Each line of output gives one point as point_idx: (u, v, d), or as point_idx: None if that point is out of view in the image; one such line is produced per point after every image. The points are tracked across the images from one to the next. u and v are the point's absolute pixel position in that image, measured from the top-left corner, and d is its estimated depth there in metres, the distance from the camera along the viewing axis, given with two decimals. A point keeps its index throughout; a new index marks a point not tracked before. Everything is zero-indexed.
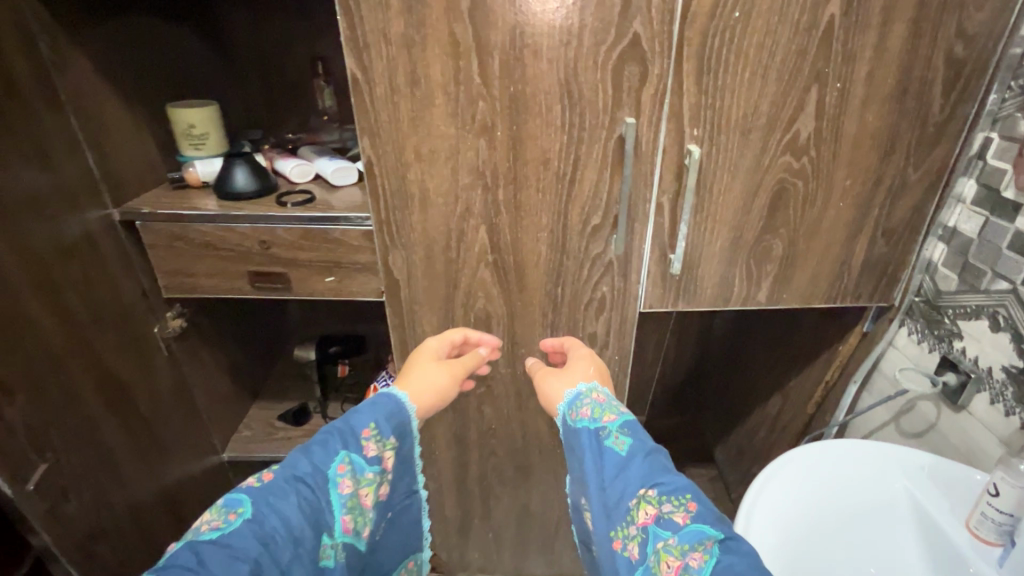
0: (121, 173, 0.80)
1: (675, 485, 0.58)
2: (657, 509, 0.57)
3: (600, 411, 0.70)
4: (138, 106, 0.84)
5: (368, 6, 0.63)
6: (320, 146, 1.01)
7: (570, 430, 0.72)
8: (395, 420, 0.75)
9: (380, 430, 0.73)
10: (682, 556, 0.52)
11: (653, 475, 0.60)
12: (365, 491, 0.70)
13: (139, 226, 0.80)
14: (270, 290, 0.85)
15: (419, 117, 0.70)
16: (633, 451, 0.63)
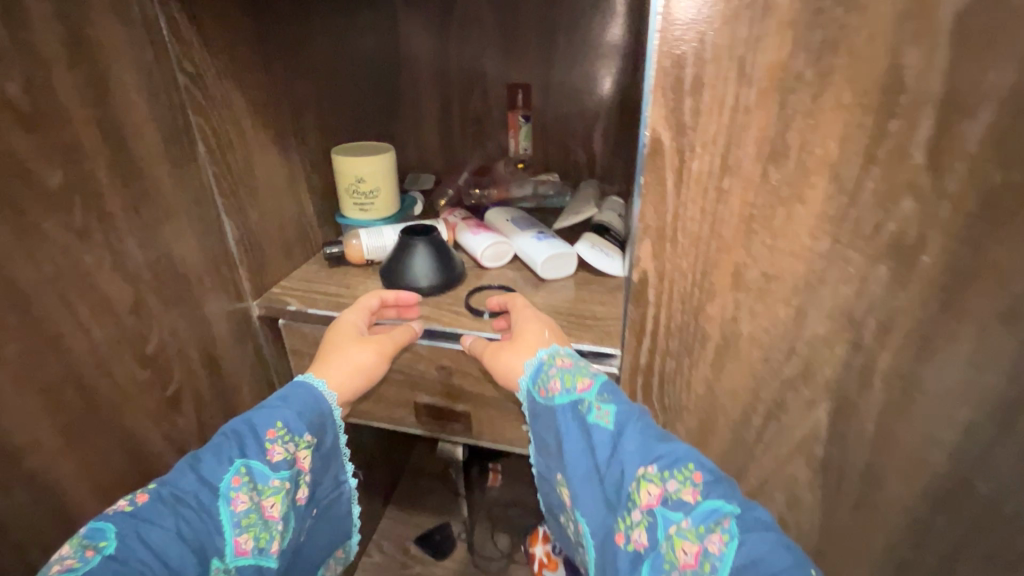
0: (267, 248, 0.57)
1: (667, 452, 0.37)
2: (660, 490, 0.36)
3: (572, 380, 0.43)
4: (297, 153, 0.61)
5: (724, 18, 0.32)
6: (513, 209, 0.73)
7: (534, 414, 0.46)
8: (307, 414, 0.45)
9: (290, 428, 0.44)
10: (697, 543, 0.33)
11: (652, 446, 0.37)
12: (272, 503, 0.42)
13: (282, 326, 0.56)
14: (441, 429, 0.58)
15: (763, 219, 0.37)
16: (623, 423, 0.40)
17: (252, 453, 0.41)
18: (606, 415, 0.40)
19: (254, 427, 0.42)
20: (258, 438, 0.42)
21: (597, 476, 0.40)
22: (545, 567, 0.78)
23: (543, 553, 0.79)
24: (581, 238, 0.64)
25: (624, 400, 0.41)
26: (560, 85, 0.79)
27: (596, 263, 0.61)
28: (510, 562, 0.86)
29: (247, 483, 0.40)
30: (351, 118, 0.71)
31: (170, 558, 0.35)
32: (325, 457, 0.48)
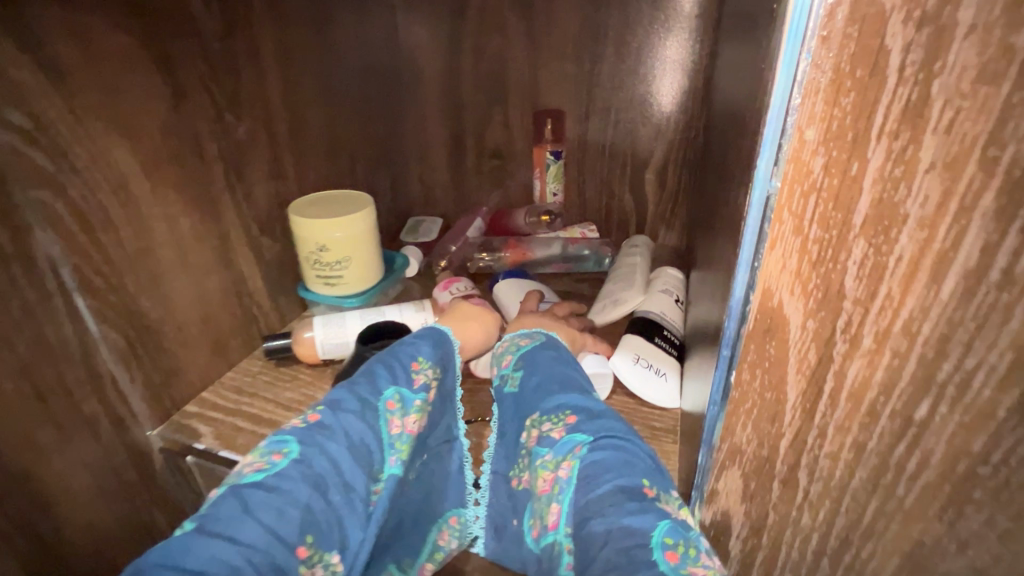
0: (182, 350, 0.42)
1: (554, 394, 0.32)
2: (536, 431, 0.31)
3: (505, 351, 0.39)
4: (238, 213, 0.46)
5: (981, 79, 0.13)
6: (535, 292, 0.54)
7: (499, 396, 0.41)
8: (439, 349, 0.38)
9: (431, 359, 0.37)
10: (553, 470, 0.28)
11: (540, 396, 0.33)
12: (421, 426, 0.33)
13: (193, 464, 0.41)
14: None
15: (993, 487, 0.17)
16: (529, 374, 0.35)
17: (405, 374, 0.34)
18: (513, 377, 0.36)
19: (398, 356, 0.35)
20: (406, 364, 0.35)
21: (507, 432, 0.36)
22: None
23: None
24: (620, 342, 0.46)
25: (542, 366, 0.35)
26: (604, 110, 0.59)
27: (639, 387, 0.42)
28: None
29: (402, 408, 0.33)
30: (326, 158, 0.55)
31: (346, 471, 0.28)
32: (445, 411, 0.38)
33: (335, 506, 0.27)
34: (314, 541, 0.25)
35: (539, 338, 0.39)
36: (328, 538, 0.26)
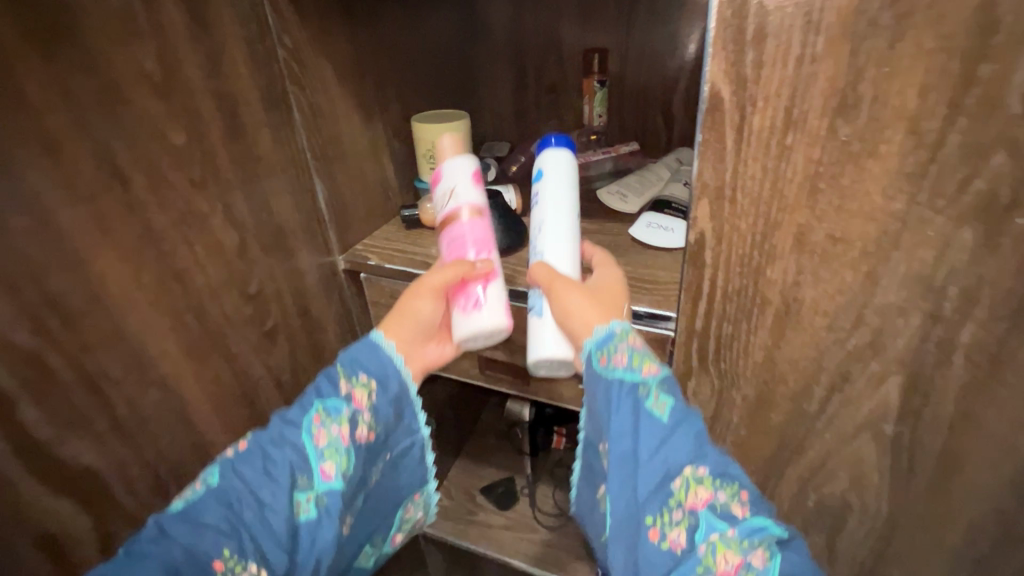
0: (352, 207, 0.63)
1: (712, 457, 0.37)
2: (708, 494, 0.35)
3: (641, 361, 0.42)
4: (380, 119, 0.66)
5: None
6: (567, 206, 0.52)
7: (590, 375, 0.45)
8: (374, 364, 0.48)
9: (352, 368, 0.46)
10: (739, 553, 0.33)
11: (708, 450, 0.38)
12: (353, 431, 0.45)
13: (364, 280, 0.62)
14: (501, 382, 0.62)
15: (830, 176, 0.35)
16: (676, 412, 0.39)
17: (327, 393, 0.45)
18: (662, 406, 0.40)
19: (321, 380, 0.46)
20: (334, 381, 0.45)
21: (635, 457, 0.39)
22: None
23: None
24: (647, 215, 0.63)
25: (681, 399, 0.41)
26: (638, 48, 0.77)
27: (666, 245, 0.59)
28: (569, 519, 0.90)
29: (327, 419, 0.44)
30: (430, 89, 0.75)
31: (256, 490, 0.40)
32: (390, 400, 0.48)
33: (248, 521, 0.38)
34: (230, 554, 0.37)
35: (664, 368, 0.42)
36: (241, 550, 0.37)
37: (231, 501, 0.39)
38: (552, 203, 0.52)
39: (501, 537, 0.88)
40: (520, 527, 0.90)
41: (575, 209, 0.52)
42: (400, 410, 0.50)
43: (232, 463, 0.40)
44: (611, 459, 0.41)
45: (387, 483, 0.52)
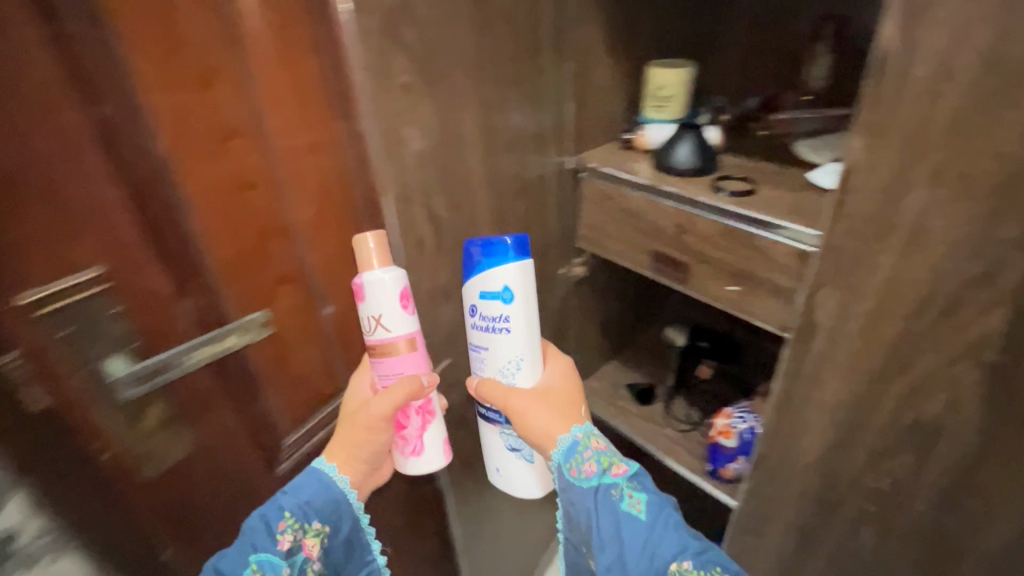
0: (586, 124, 0.84)
1: (688, 549, 0.53)
2: None
3: (607, 463, 0.60)
4: (622, 60, 0.85)
5: None
6: (524, 333, 0.63)
7: (568, 488, 0.60)
8: (310, 508, 0.55)
9: (294, 516, 0.54)
10: None
11: (689, 541, 0.54)
12: None
13: (583, 178, 0.85)
14: (665, 275, 0.80)
15: (969, 121, 0.45)
16: (649, 508, 0.57)
17: (262, 548, 0.51)
18: (638, 504, 0.57)
19: (263, 525, 0.52)
20: (271, 531, 0.52)
21: (626, 552, 0.55)
22: (719, 434, 0.92)
23: (721, 425, 0.93)
24: (825, 164, 0.73)
25: (649, 493, 0.58)
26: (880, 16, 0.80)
27: (824, 184, 0.68)
28: (694, 429, 1.05)
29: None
30: (668, 41, 0.91)
31: None
32: (338, 538, 0.60)
33: None
34: None
35: (631, 468, 0.61)
36: None
37: None
38: (521, 331, 0.61)
39: (635, 421, 1.07)
40: (652, 420, 1.07)
41: (534, 330, 0.64)
42: (333, 548, 0.60)
43: None
44: (606, 554, 0.56)
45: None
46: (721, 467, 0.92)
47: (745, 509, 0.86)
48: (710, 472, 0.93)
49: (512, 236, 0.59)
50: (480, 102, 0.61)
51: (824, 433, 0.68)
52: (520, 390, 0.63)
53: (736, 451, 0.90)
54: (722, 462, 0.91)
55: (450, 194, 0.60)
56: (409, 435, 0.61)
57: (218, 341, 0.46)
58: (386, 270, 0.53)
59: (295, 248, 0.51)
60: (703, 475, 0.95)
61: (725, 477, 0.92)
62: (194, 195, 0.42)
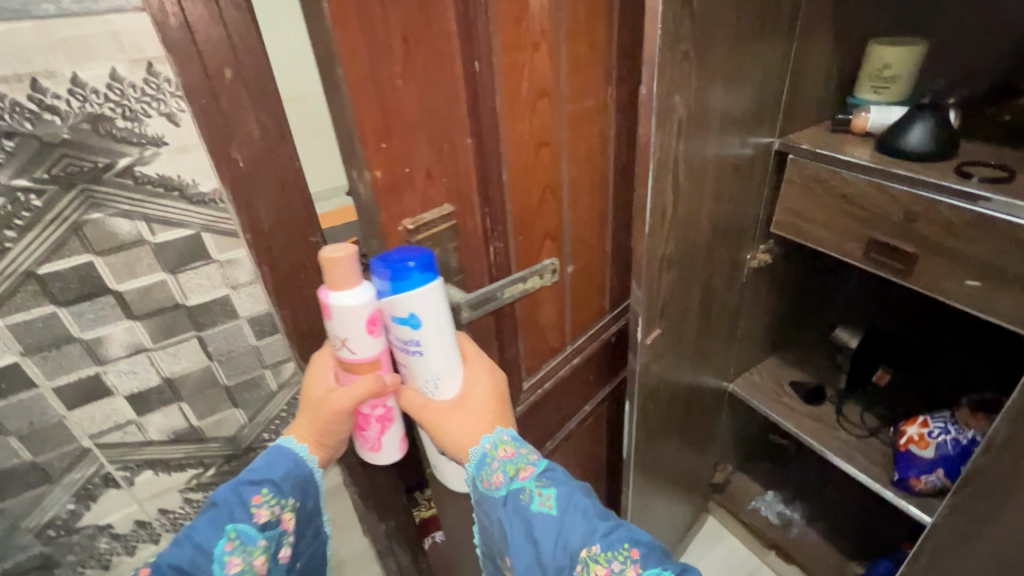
0: (797, 104, 0.81)
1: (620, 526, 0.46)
2: (606, 567, 0.42)
3: (512, 469, 0.49)
4: (844, 38, 0.81)
5: None
6: (443, 360, 0.48)
7: (482, 501, 0.51)
8: (292, 477, 0.49)
9: (276, 492, 0.47)
10: None
11: (595, 521, 0.45)
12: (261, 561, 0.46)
13: (788, 160, 0.82)
14: (881, 266, 0.75)
15: None
16: (558, 500, 0.47)
17: (243, 518, 0.45)
18: (548, 500, 0.47)
19: (242, 495, 0.46)
20: (248, 502, 0.46)
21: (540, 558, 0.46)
22: (911, 442, 0.86)
23: (914, 433, 0.86)
24: None
25: (559, 482, 0.48)
26: None
27: None
28: (873, 437, 0.98)
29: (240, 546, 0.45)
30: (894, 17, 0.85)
31: None
32: (310, 513, 0.53)
33: None
34: None
35: (536, 457, 0.51)
36: None
37: None
38: (437, 358, 0.47)
39: (803, 421, 1.02)
40: (823, 422, 1.02)
41: (448, 315, 0.46)
42: (304, 521, 0.54)
43: None
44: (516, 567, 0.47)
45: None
46: (912, 477, 0.85)
47: (944, 525, 0.79)
48: (898, 482, 0.87)
49: (419, 255, 0.42)
50: (726, 75, 0.61)
51: None
52: (435, 408, 0.50)
53: (933, 463, 0.83)
54: (914, 472, 0.85)
55: (691, 165, 0.61)
56: (367, 444, 0.52)
57: (525, 281, 0.53)
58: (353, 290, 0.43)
59: (561, 209, 0.55)
60: (888, 483, 0.89)
61: (916, 489, 0.85)
62: (511, 153, 0.47)
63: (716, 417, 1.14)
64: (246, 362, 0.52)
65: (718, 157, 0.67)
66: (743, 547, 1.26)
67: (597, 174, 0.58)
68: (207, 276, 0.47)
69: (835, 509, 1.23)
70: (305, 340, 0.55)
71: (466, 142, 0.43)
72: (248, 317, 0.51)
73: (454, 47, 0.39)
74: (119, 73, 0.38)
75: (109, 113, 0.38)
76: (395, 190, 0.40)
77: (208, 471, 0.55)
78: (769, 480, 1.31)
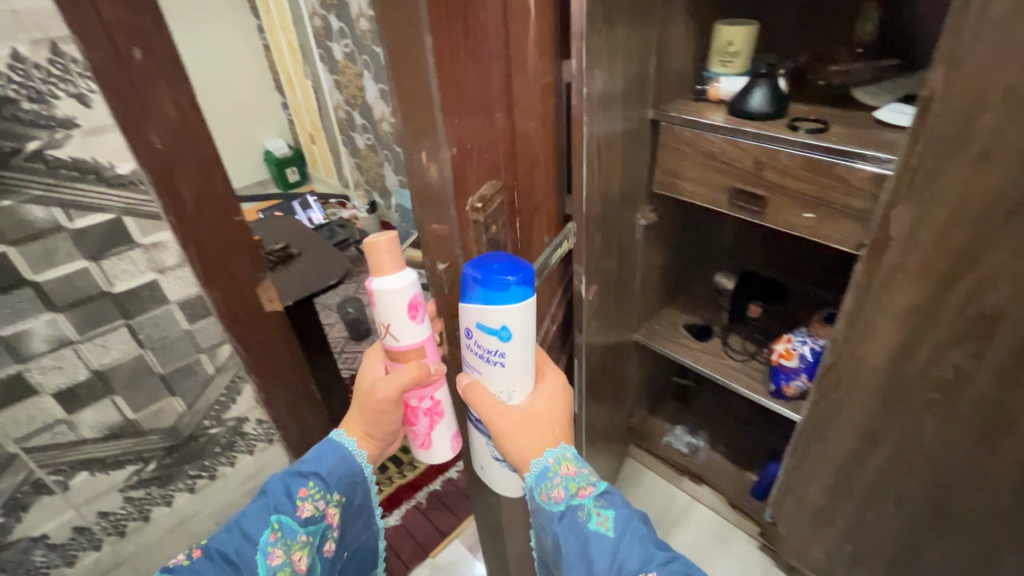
0: (664, 78, 0.94)
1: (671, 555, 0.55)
2: None
3: (573, 487, 0.60)
4: (695, 20, 0.94)
5: None
6: (516, 366, 0.60)
7: (539, 511, 0.62)
8: (333, 476, 0.66)
9: (318, 490, 0.64)
10: None
11: (650, 548, 0.55)
12: (299, 550, 0.63)
13: (661, 127, 0.94)
14: (742, 210, 0.90)
15: None
16: (617, 523, 0.57)
17: (286, 513, 0.62)
18: (605, 521, 0.57)
19: (292, 492, 0.63)
20: (294, 499, 0.63)
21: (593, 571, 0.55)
22: (780, 356, 1.03)
23: (781, 348, 1.04)
24: (886, 105, 0.83)
25: (618, 509, 0.58)
26: None
27: (892, 120, 0.79)
28: (753, 358, 1.16)
29: (281, 536, 0.62)
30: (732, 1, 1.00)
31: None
32: (352, 504, 0.70)
33: None
34: None
35: (598, 483, 0.61)
36: None
37: None
38: (516, 364, 0.59)
39: (698, 355, 1.18)
40: (713, 354, 1.18)
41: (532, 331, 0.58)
42: (351, 511, 0.71)
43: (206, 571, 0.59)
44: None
45: (355, 555, 0.78)
46: (784, 385, 1.03)
47: (810, 419, 0.97)
48: (774, 391, 1.05)
49: (518, 272, 0.53)
50: (604, 51, 0.70)
51: (892, 336, 0.79)
52: (507, 410, 0.61)
53: (799, 370, 1.01)
54: (785, 380, 1.03)
55: (586, 133, 0.70)
56: (419, 433, 0.67)
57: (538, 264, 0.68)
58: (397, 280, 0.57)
59: None
60: (768, 394, 1.07)
61: (788, 394, 1.03)
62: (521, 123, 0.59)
63: (626, 366, 1.27)
64: (179, 349, 0.60)
65: (613, 127, 0.77)
66: (661, 480, 1.42)
67: (551, 146, 0.69)
68: (135, 262, 0.54)
69: (731, 432, 1.42)
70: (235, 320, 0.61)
71: (498, 113, 0.53)
72: (179, 300, 0.58)
73: (491, 24, 0.49)
74: (22, 54, 0.43)
75: (14, 94, 0.44)
76: (464, 156, 0.50)
77: (148, 466, 0.64)
78: (676, 417, 1.47)
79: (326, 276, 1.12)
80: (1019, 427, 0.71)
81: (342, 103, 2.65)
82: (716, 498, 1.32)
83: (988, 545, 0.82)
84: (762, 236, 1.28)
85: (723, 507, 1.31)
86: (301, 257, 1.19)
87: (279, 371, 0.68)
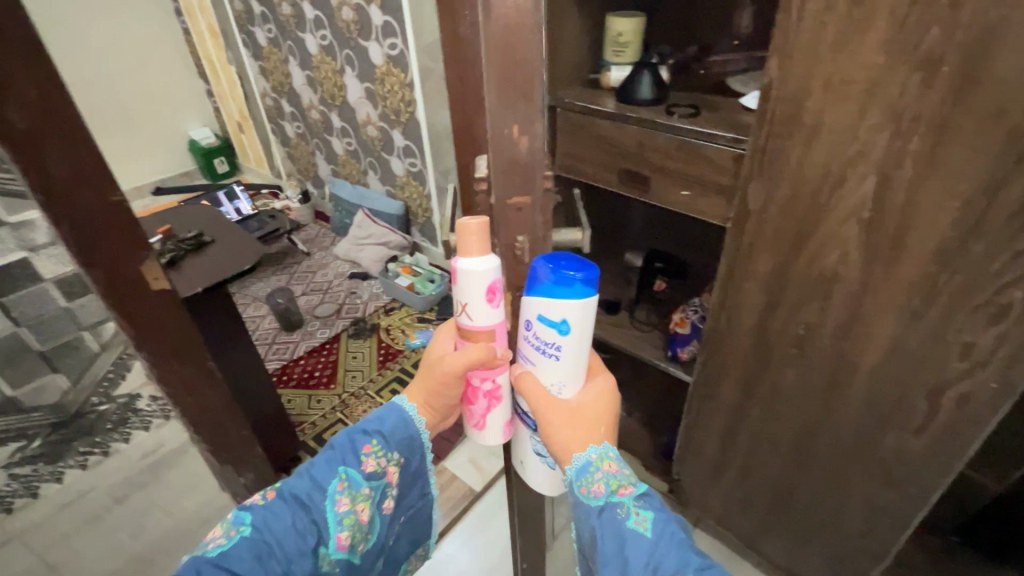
0: (559, 67, 1.00)
1: (701, 562, 0.59)
2: None
3: (616, 485, 0.63)
4: (586, 12, 1.00)
5: None
6: (568, 362, 0.63)
7: (578, 504, 0.65)
8: (397, 434, 0.71)
9: (381, 445, 0.69)
10: None
11: (687, 552, 0.59)
12: (361, 502, 0.68)
13: (558, 112, 1.01)
14: (631, 189, 0.98)
15: (847, 42, 0.64)
16: (655, 524, 0.61)
17: (352, 465, 0.68)
18: (644, 522, 0.61)
19: (358, 445, 0.69)
20: (359, 451, 0.68)
21: (630, 567, 0.59)
22: (676, 325, 1.14)
23: (677, 318, 1.15)
24: (750, 92, 0.92)
25: (654, 513, 0.62)
26: None
27: (752, 106, 0.88)
28: (656, 329, 1.25)
29: (345, 486, 0.67)
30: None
31: (301, 525, 0.65)
32: (411, 468, 0.74)
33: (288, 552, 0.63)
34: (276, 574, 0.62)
35: (638, 485, 0.65)
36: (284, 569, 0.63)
37: (271, 538, 0.63)
38: (568, 359, 0.62)
39: (606, 327, 1.27)
40: (621, 326, 1.27)
41: (588, 332, 0.60)
42: (411, 473, 0.76)
43: (275, 515, 0.64)
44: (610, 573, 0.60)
45: (408, 525, 0.82)
46: (679, 350, 1.13)
47: (699, 379, 1.07)
48: (671, 357, 1.15)
49: (583, 270, 0.56)
50: None
51: (756, 299, 0.89)
52: (557, 402, 0.64)
53: (690, 336, 1.12)
54: (679, 346, 1.13)
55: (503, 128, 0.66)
56: (476, 413, 0.67)
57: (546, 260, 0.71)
58: (482, 257, 0.57)
59: None
60: (666, 360, 1.16)
61: (683, 359, 1.14)
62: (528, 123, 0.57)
63: None
64: (55, 324, 0.54)
65: None
66: None
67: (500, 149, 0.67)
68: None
69: (646, 400, 1.53)
70: (122, 302, 0.58)
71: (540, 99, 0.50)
72: (53, 279, 0.52)
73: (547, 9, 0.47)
74: None
75: None
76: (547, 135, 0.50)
77: None
78: None
79: (238, 262, 1.12)
80: (855, 374, 0.83)
81: (268, 89, 2.58)
82: (631, 461, 1.42)
83: (841, 480, 0.94)
84: (666, 216, 1.37)
85: (637, 469, 1.42)
86: (216, 244, 1.18)
87: (177, 352, 0.65)
